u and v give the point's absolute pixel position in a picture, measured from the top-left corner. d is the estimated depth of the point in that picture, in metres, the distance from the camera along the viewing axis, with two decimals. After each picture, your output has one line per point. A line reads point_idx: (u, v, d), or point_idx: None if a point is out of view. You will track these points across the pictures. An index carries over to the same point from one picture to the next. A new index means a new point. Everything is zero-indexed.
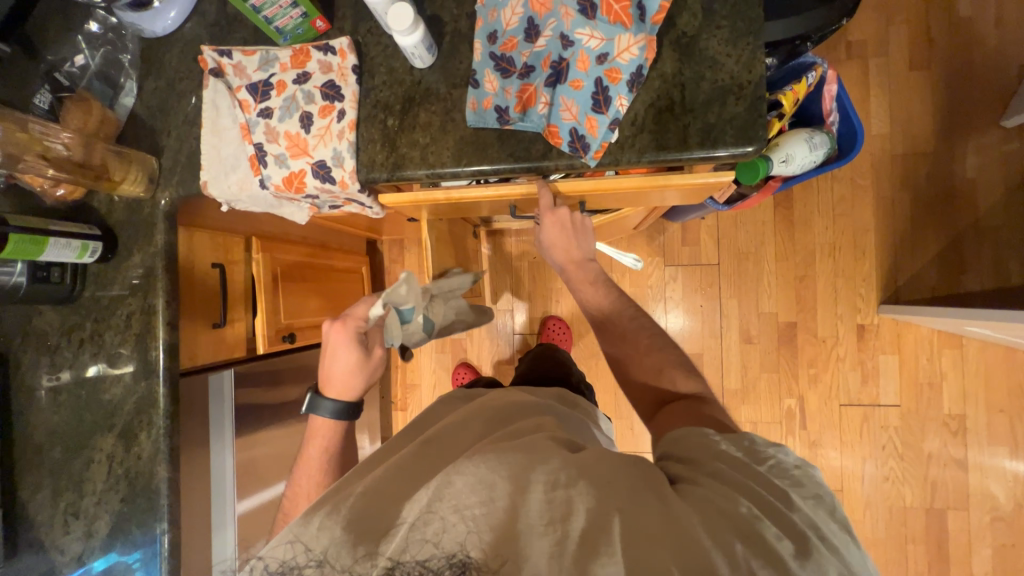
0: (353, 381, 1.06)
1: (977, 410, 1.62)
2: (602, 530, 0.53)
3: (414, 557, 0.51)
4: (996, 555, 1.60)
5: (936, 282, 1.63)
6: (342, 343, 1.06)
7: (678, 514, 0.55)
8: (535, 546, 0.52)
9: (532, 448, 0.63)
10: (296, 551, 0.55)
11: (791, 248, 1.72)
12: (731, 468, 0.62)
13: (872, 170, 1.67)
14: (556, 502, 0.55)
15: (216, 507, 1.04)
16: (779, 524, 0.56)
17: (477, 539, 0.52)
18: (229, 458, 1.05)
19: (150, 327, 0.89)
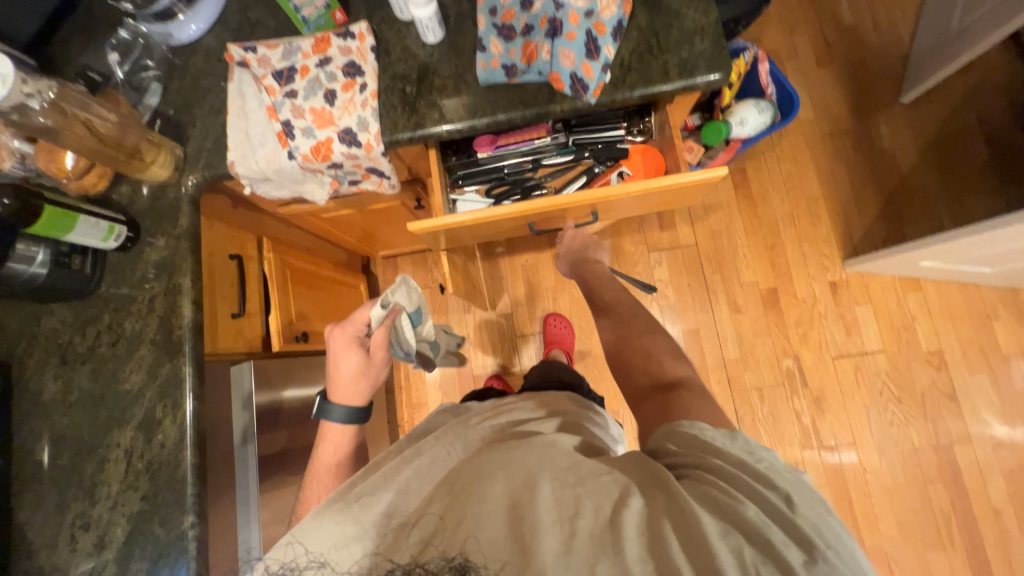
0: (357, 385, 0.95)
1: (951, 344, 1.75)
2: (604, 527, 0.51)
3: (411, 561, 0.50)
4: (1008, 481, 1.66)
5: (885, 235, 1.83)
6: (343, 348, 0.96)
7: (681, 502, 0.53)
8: (543, 543, 0.49)
9: (544, 448, 0.62)
10: (295, 551, 0.56)
11: (756, 222, 1.89)
12: (732, 470, 0.58)
13: (808, 148, 1.92)
14: (562, 502, 0.53)
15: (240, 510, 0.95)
16: (787, 530, 0.51)
17: (480, 540, 0.50)
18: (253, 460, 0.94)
19: (175, 307, 0.88)
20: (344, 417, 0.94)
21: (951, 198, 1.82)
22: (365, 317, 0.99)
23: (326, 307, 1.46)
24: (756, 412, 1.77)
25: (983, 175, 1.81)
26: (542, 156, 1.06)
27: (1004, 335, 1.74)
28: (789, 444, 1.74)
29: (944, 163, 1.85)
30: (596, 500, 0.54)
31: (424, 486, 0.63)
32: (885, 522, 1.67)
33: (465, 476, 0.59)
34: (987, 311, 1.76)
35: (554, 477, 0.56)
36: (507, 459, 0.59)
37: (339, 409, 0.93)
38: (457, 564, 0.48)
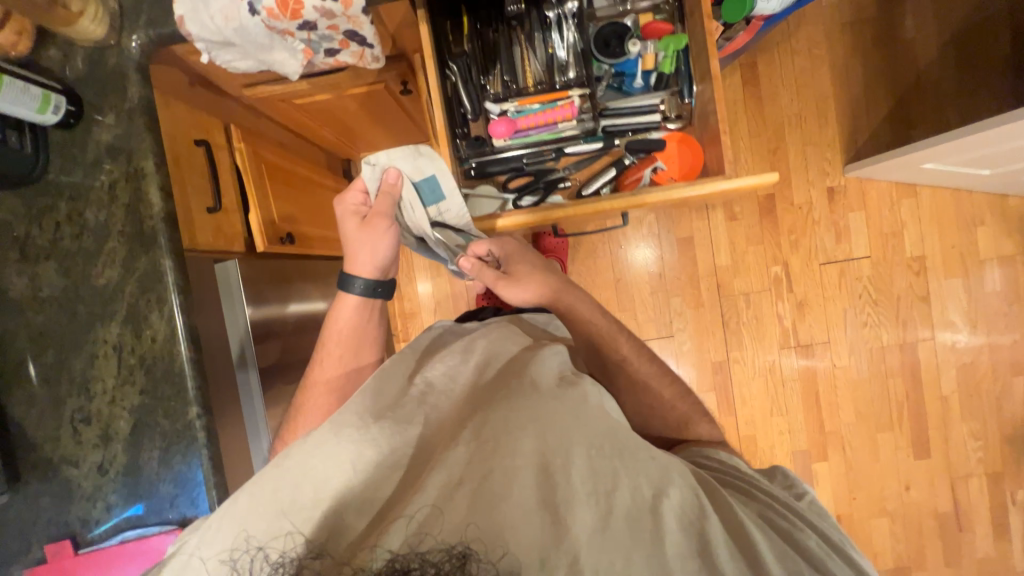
0: (363, 254, 0.94)
1: (934, 250, 1.80)
2: (640, 511, 0.50)
3: (416, 549, 0.41)
4: (959, 374, 1.81)
5: (891, 138, 1.76)
6: (342, 219, 0.95)
7: (732, 514, 0.57)
8: (579, 518, 0.47)
9: (572, 407, 0.59)
10: (288, 541, 0.45)
11: (762, 123, 1.79)
12: (782, 500, 0.65)
13: (826, 40, 1.76)
14: (601, 474, 0.51)
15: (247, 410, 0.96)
16: (840, 558, 0.58)
17: (516, 527, 0.45)
18: (253, 373, 0.96)
19: (141, 194, 0.79)
20: (365, 287, 0.97)
21: (963, 97, 1.73)
22: (361, 184, 0.93)
23: (310, 211, 1.36)
24: (741, 317, 1.84)
25: (1001, 71, 1.71)
26: (566, 145, 1.04)
27: (985, 240, 1.78)
28: (768, 345, 1.84)
29: (964, 58, 1.73)
30: (633, 477, 0.53)
31: (435, 432, 0.58)
32: (845, 411, 1.84)
33: (488, 429, 0.54)
34: (975, 217, 1.78)
35: (590, 445, 0.54)
36: (539, 418, 0.55)
37: (357, 281, 0.96)
38: (458, 552, 0.41)
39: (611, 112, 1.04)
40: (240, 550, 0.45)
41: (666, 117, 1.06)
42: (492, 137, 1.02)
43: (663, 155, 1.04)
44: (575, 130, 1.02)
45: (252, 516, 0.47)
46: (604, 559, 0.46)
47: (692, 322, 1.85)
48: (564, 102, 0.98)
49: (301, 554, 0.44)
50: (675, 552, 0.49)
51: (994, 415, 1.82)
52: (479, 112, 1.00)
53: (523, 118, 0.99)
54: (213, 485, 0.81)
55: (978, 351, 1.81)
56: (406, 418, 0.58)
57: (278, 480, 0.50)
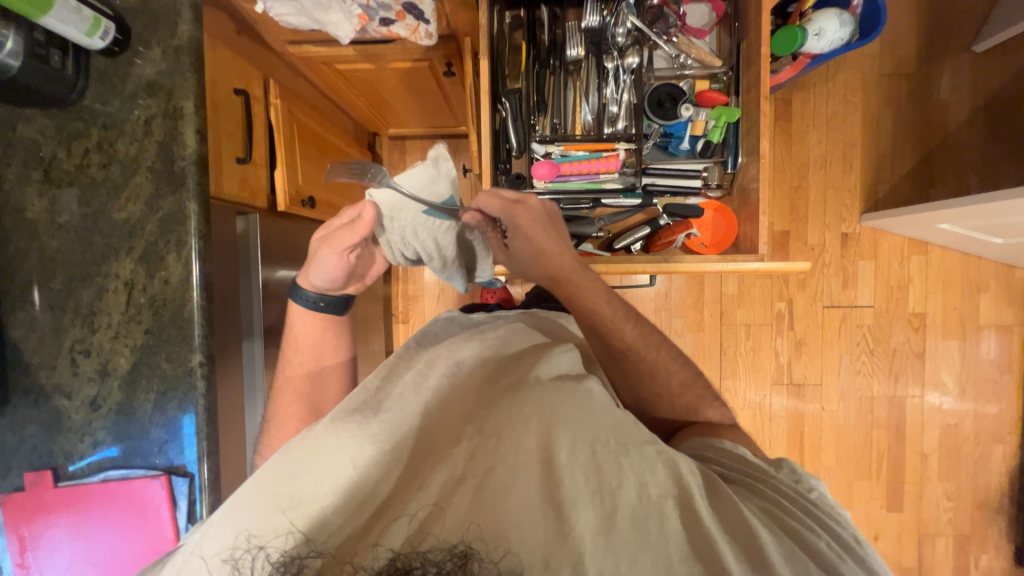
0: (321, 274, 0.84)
1: (935, 309, 1.82)
2: (646, 510, 0.48)
3: (421, 550, 0.41)
4: (942, 434, 1.84)
5: (910, 193, 1.79)
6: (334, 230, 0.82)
7: (734, 508, 0.52)
8: (581, 517, 0.46)
9: (574, 400, 0.56)
10: (294, 541, 0.43)
11: (787, 160, 1.81)
12: (787, 494, 0.58)
13: (862, 88, 1.78)
14: (605, 472, 0.49)
15: (247, 374, 0.95)
16: (854, 561, 0.51)
17: (521, 530, 0.44)
18: (259, 344, 0.96)
19: (176, 133, 0.78)
20: (313, 302, 0.87)
21: (987, 165, 1.76)
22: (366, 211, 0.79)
23: (334, 180, 1.34)
24: (738, 347, 1.85)
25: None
26: (604, 198, 0.93)
27: (986, 307, 1.81)
28: (761, 378, 1.86)
29: (993, 128, 1.76)
30: (638, 476, 0.50)
31: (437, 425, 0.55)
32: (826, 455, 1.86)
33: (490, 428, 0.52)
34: (980, 283, 1.80)
35: (592, 440, 0.52)
36: (540, 412, 0.53)
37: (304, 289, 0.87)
38: (458, 552, 0.42)
39: (655, 171, 0.93)
40: (241, 550, 0.43)
41: (706, 185, 0.96)
42: (533, 177, 0.94)
43: (698, 221, 0.96)
44: (616, 183, 0.93)
45: (252, 516, 0.45)
46: (609, 560, 0.45)
47: (691, 345, 1.86)
48: (609, 153, 0.91)
49: (303, 552, 0.42)
50: (679, 549, 0.47)
51: (969, 479, 1.85)
52: (525, 150, 0.92)
53: (566, 163, 0.91)
54: (204, 436, 0.80)
55: (963, 414, 1.83)
56: (404, 409, 0.56)
57: (271, 476, 0.48)
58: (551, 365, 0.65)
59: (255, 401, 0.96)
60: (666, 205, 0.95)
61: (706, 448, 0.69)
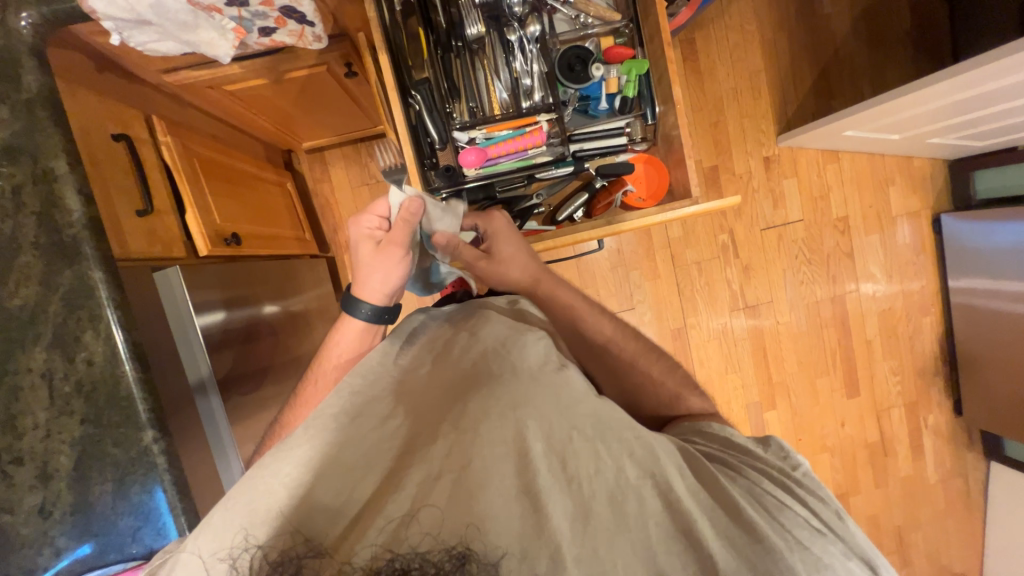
0: (371, 277, 0.80)
1: (855, 210, 1.98)
2: (619, 495, 0.50)
3: (414, 548, 0.42)
4: (880, 319, 2.04)
5: (816, 108, 1.90)
6: (355, 243, 0.81)
7: (713, 488, 0.54)
8: (553, 511, 0.47)
9: (552, 392, 0.57)
10: (294, 540, 0.43)
11: (703, 99, 1.87)
12: (773, 471, 0.59)
13: (755, 16, 1.85)
14: (579, 460, 0.51)
15: (213, 437, 0.89)
16: (831, 539, 0.52)
17: (505, 525, 0.45)
18: (215, 400, 0.89)
19: (55, 198, 0.69)
20: (370, 312, 0.81)
21: (875, 69, 1.90)
22: (382, 207, 0.80)
23: (255, 209, 1.25)
24: (694, 285, 1.95)
25: (903, 45, 1.89)
26: (538, 173, 0.93)
27: (896, 199, 1.98)
28: (719, 308, 1.96)
29: (873, 33, 1.89)
30: (615, 461, 0.52)
31: (414, 424, 0.55)
32: (788, 363, 2.02)
33: (468, 427, 0.53)
34: (886, 178, 1.97)
35: (571, 430, 0.53)
36: (521, 409, 0.54)
37: (360, 302, 0.80)
38: (458, 552, 0.43)
39: (580, 137, 0.92)
40: (239, 549, 0.43)
41: (631, 140, 0.97)
42: (462, 167, 0.91)
43: (630, 176, 0.97)
44: (546, 156, 0.91)
45: (250, 515, 0.45)
46: (585, 548, 0.46)
47: (651, 293, 1.93)
48: (532, 127, 0.89)
49: (301, 552, 0.42)
50: (658, 530, 0.49)
51: (908, 353, 2.07)
52: (448, 140, 0.89)
53: (492, 146, 0.89)
54: (181, 512, 0.75)
55: (894, 298, 2.03)
56: (381, 415, 0.57)
57: (261, 484, 0.47)
58: (530, 352, 0.64)
59: (229, 458, 0.90)
60: (599, 166, 0.94)
61: (687, 431, 0.71)
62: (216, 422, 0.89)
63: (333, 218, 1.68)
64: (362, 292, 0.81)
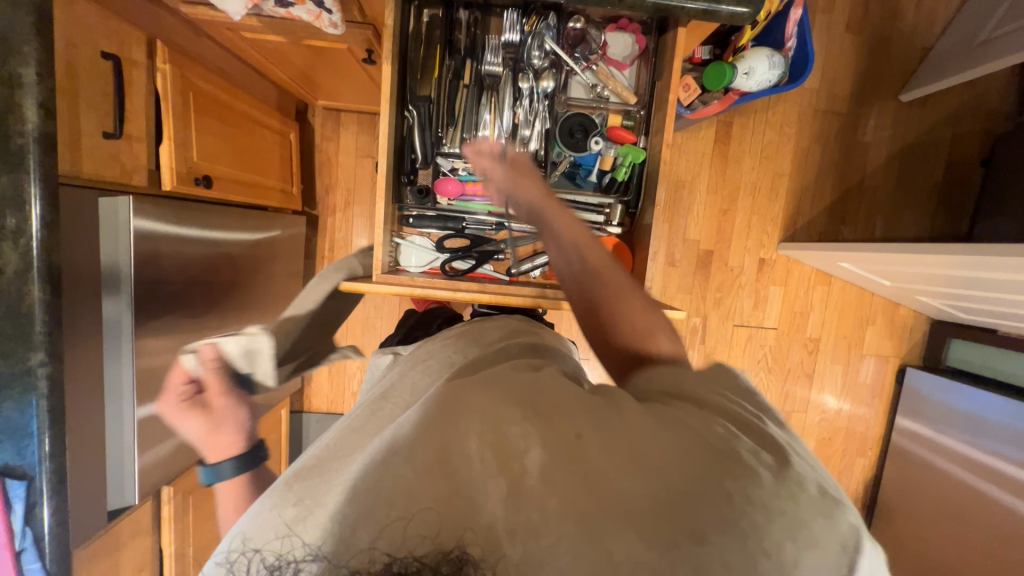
0: (222, 431, 0.73)
1: (829, 336, 1.99)
2: (558, 461, 0.46)
3: (415, 554, 0.44)
4: (817, 445, 2.06)
5: (825, 227, 1.90)
6: (175, 420, 0.74)
7: (631, 422, 0.49)
8: (490, 493, 0.45)
9: (483, 379, 0.56)
10: (292, 544, 0.48)
11: (720, 182, 1.87)
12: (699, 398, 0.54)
13: (797, 121, 1.85)
14: (511, 442, 0.48)
15: (110, 372, 0.88)
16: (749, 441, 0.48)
17: (464, 524, 0.45)
18: (127, 311, 0.88)
19: (11, 103, 0.68)
20: (234, 464, 0.70)
21: (894, 209, 1.89)
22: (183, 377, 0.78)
23: (245, 153, 1.25)
24: None
25: (929, 195, 1.89)
26: (508, 221, 0.98)
27: (871, 338, 2.00)
28: None
29: (905, 174, 1.89)
30: (547, 430, 0.48)
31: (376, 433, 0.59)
32: None
33: (408, 423, 0.53)
34: (869, 316, 1.98)
35: (499, 412, 0.50)
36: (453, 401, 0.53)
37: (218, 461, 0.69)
38: (454, 557, 0.44)
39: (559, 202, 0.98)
40: (237, 554, 0.48)
41: (607, 222, 0.99)
42: (438, 193, 0.98)
43: None
44: None
45: (248, 529, 0.50)
46: (520, 521, 0.44)
47: None
48: None
49: (300, 558, 0.47)
50: (582, 478, 0.45)
51: None
52: (429, 161, 0.94)
53: (471, 183, 0.97)
54: (48, 437, 0.74)
55: (837, 430, 2.05)
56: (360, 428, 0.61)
57: (251, 511, 0.52)
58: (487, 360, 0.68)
59: (123, 371, 0.89)
60: None
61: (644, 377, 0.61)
62: (120, 335, 0.88)
63: (329, 179, 1.65)
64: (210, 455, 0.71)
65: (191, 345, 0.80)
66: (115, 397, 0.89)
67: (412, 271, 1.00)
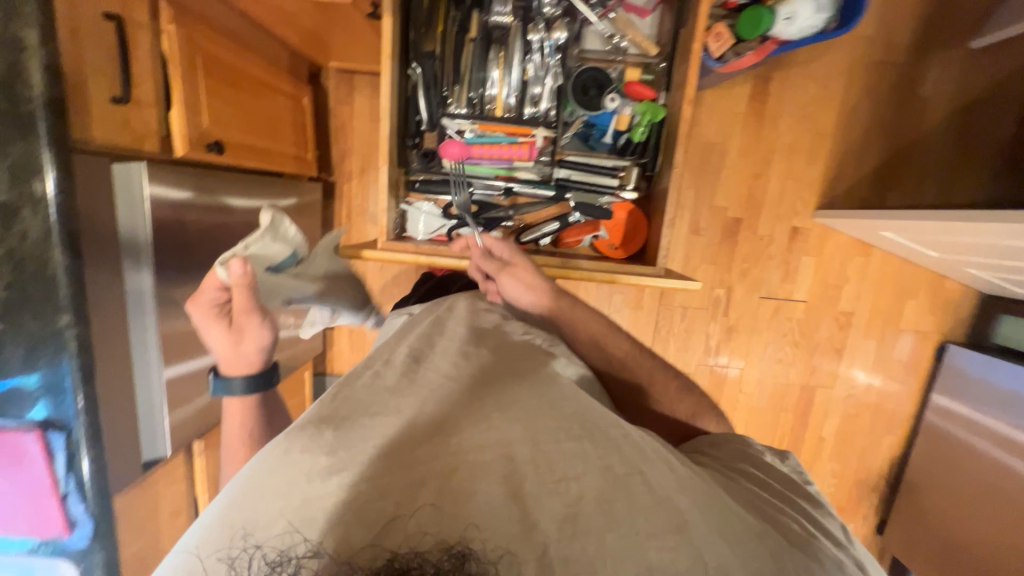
0: (239, 350, 0.81)
1: (863, 310, 1.88)
2: (610, 490, 0.50)
3: (411, 547, 0.43)
4: (842, 421, 1.99)
5: (869, 193, 1.75)
6: (202, 325, 0.82)
7: (691, 470, 0.57)
8: (542, 507, 0.48)
9: (538, 400, 0.60)
10: (293, 540, 0.44)
11: (754, 145, 1.74)
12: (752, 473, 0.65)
13: (845, 74, 1.68)
14: (567, 461, 0.52)
15: (136, 334, 0.92)
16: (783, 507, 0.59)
17: (487, 532, 0.45)
18: (148, 277, 0.91)
19: (18, 68, 0.68)
20: (243, 385, 0.80)
21: (950, 173, 1.72)
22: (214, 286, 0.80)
23: (256, 118, 1.23)
24: (673, 327, 1.90)
25: (993, 156, 1.70)
26: (517, 186, 0.95)
27: (910, 312, 1.88)
28: (688, 358, 1.93)
29: (967, 133, 1.70)
30: (602, 456, 0.53)
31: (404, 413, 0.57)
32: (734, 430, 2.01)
33: (463, 427, 0.55)
34: (910, 289, 1.86)
35: (559, 430, 0.55)
36: (503, 413, 0.57)
37: (232, 378, 0.80)
38: (457, 552, 0.43)
39: (571, 164, 0.94)
40: (238, 550, 0.44)
41: (621, 186, 0.95)
42: (443, 157, 0.93)
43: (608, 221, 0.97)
44: (531, 172, 0.94)
45: (254, 515, 0.46)
46: (574, 547, 0.46)
47: (628, 320, 1.90)
48: (525, 139, 0.91)
49: (301, 552, 0.43)
50: (648, 525, 0.48)
51: (856, 462, 2.04)
52: (435, 124, 0.91)
53: (478, 145, 0.91)
54: (80, 393, 0.80)
55: (864, 407, 1.98)
56: (376, 404, 0.58)
57: (257, 494, 0.48)
58: (518, 363, 0.69)
59: (147, 334, 0.93)
60: (579, 201, 0.94)
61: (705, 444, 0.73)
62: (142, 300, 0.91)
63: (344, 145, 1.63)
64: (225, 367, 0.81)
65: (221, 259, 0.77)
66: (142, 359, 0.94)
67: (419, 238, 0.98)
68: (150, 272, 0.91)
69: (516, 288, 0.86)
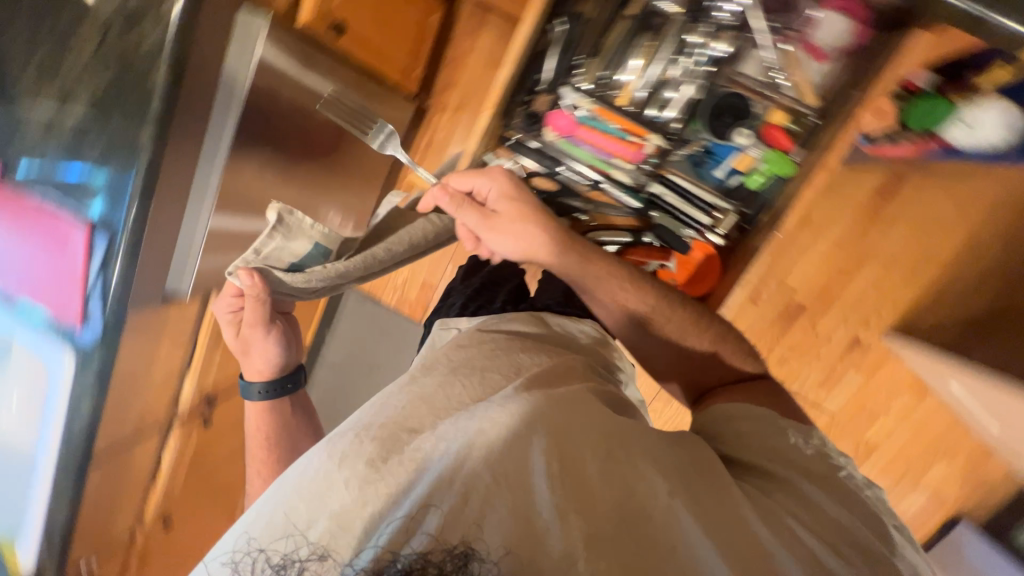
0: (252, 364, 1.08)
1: (890, 449, 1.74)
2: (627, 514, 0.62)
3: (416, 548, 0.56)
4: None
5: (955, 338, 1.59)
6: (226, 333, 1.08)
7: (716, 484, 0.67)
8: (556, 529, 0.59)
9: (571, 419, 0.67)
10: (305, 540, 0.58)
11: (856, 239, 1.59)
12: (792, 459, 0.74)
13: (991, 205, 1.49)
14: (590, 487, 0.63)
15: (200, 174, 0.96)
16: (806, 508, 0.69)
17: (495, 542, 0.57)
18: (230, 126, 0.94)
19: None
20: (261, 391, 1.10)
21: None
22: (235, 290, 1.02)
23: (380, 17, 1.23)
24: None
25: None
26: (606, 181, 1.02)
27: (938, 473, 1.73)
28: None
29: None
30: (621, 483, 0.64)
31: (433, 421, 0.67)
32: None
33: (485, 438, 0.62)
34: (949, 450, 1.70)
35: (577, 457, 0.64)
36: (534, 433, 0.64)
37: (251, 386, 1.10)
38: (459, 553, 0.56)
39: (670, 183, 1.01)
40: (257, 551, 0.58)
41: (711, 226, 1.01)
42: (548, 124, 1.00)
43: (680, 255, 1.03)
44: (626, 174, 1.01)
45: (279, 522, 0.60)
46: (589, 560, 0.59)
47: None
48: (637, 139, 0.96)
49: (311, 554, 0.58)
50: (656, 540, 0.62)
51: None
52: (553, 88, 1.00)
53: (586, 125, 0.97)
54: (135, 205, 0.83)
55: None
56: (405, 412, 0.67)
57: (290, 497, 0.61)
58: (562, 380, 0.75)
59: (210, 178, 0.97)
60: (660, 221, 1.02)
61: (750, 417, 0.81)
62: (217, 145, 0.95)
63: (450, 76, 1.60)
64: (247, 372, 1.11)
65: (231, 268, 0.85)
66: (198, 196, 0.97)
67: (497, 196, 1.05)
68: (234, 123, 0.94)
69: (503, 238, 0.88)
